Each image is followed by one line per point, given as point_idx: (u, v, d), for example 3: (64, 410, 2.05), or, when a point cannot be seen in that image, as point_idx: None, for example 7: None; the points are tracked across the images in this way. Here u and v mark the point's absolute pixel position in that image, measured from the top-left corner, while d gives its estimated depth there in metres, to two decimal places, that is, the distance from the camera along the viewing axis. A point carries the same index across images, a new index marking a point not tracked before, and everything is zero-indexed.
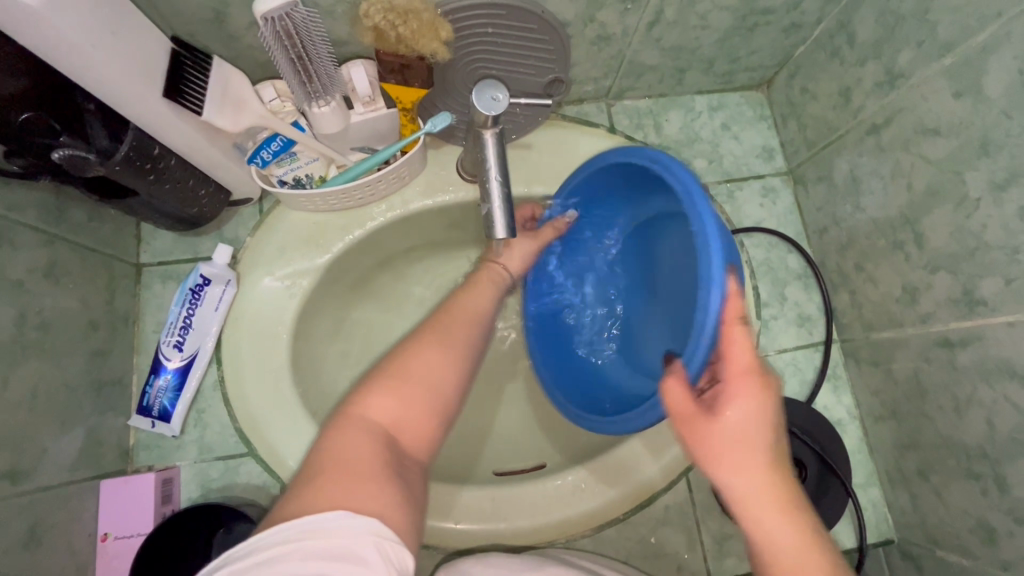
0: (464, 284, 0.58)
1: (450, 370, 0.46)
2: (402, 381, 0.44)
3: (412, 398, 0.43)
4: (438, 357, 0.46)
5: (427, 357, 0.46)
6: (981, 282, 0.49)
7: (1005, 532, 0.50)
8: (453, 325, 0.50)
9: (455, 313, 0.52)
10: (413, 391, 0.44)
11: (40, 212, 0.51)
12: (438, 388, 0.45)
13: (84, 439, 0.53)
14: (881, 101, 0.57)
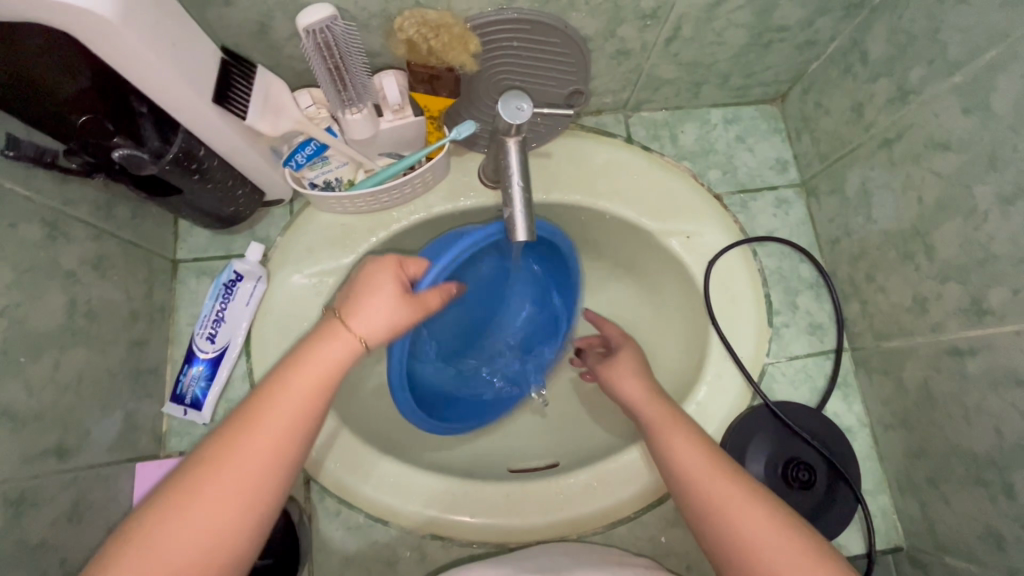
0: (302, 347, 0.46)
1: (258, 485, 0.41)
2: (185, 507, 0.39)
3: (215, 520, 0.39)
4: (257, 477, 0.41)
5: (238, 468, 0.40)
6: (989, 292, 0.50)
7: (1012, 539, 0.51)
8: (264, 423, 0.42)
9: (287, 400, 0.43)
10: (196, 518, 0.39)
11: (92, 208, 0.54)
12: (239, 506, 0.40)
13: (122, 423, 0.56)
14: (892, 116, 0.59)
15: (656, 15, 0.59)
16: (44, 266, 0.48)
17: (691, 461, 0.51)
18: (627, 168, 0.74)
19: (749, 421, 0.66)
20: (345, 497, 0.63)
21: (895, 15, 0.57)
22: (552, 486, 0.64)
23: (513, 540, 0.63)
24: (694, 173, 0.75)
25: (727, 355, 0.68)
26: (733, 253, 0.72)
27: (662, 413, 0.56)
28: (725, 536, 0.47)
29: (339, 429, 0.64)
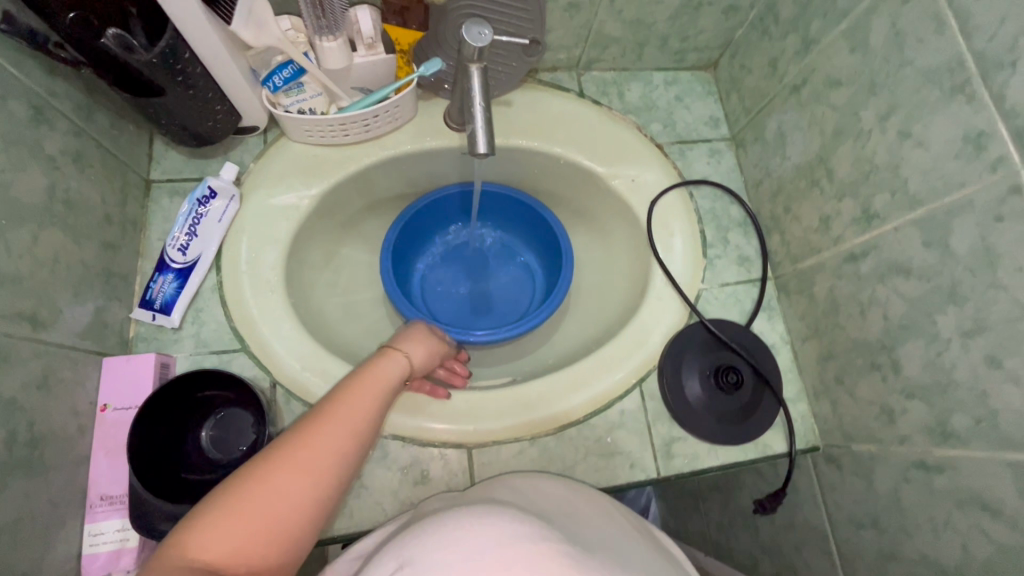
0: (343, 385, 0.53)
1: (309, 505, 0.45)
2: (237, 515, 0.43)
3: (248, 538, 0.42)
4: (307, 487, 0.46)
5: (284, 492, 0.44)
6: (874, 199, 0.60)
7: (900, 410, 0.59)
8: (321, 443, 0.48)
9: (346, 413, 0.50)
10: (251, 527, 0.43)
11: (74, 107, 0.57)
12: (288, 527, 0.44)
13: (92, 314, 0.58)
14: (799, 65, 0.69)
15: None
16: (26, 146, 0.51)
17: None
18: (579, 119, 0.82)
19: (685, 335, 0.73)
20: (308, 399, 0.65)
21: None
22: (508, 393, 0.70)
23: (470, 440, 0.67)
24: (639, 125, 0.84)
25: (666, 281, 0.76)
26: (671, 195, 0.80)
27: None
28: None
29: (305, 342, 0.67)
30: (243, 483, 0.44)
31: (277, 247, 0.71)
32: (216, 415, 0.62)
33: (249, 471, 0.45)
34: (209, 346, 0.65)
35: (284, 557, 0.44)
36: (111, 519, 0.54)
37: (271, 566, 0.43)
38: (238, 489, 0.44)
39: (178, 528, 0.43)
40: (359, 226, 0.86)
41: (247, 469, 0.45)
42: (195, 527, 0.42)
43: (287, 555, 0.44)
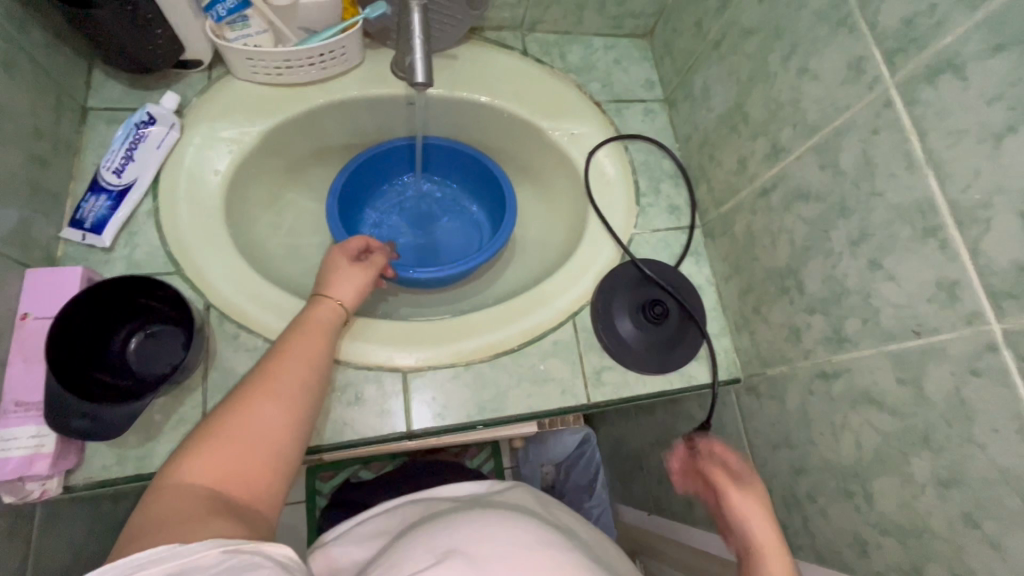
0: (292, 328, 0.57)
1: (290, 423, 0.49)
2: (225, 443, 0.46)
3: (241, 459, 0.46)
4: (285, 408, 0.50)
5: (265, 415, 0.48)
6: (780, 134, 0.65)
7: (805, 327, 0.64)
8: (285, 373, 0.52)
9: (303, 352, 0.55)
10: (240, 450, 0.46)
11: (6, 15, 0.57)
12: (276, 446, 0.48)
13: (16, 222, 0.57)
14: (719, 21, 0.75)
15: None
16: None
17: (770, 548, 0.49)
18: (522, 75, 0.86)
19: (616, 273, 0.76)
20: (243, 321, 0.65)
21: None
22: (446, 323, 0.72)
23: (406, 365, 0.68)
24: (579, 84, 0.88)
25: (602, 226, 0.80)
26: (607, 147, 0.85)
27: (766, 526, 0.50)
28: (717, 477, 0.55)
29: (242, 268, 0.68)
30: (222, 417, 0.47)
31: (216, 177, 0.71)
32: (148, 331, 0.62)
33: (224, 409, 0.48)
34: (141, 268, 0.65)
35: (278, 474, 0.48)
36: (25, 425, 0.53)
37: (270, 482, 0.47)
38: (220, 423, 0.47)
39: (165, 472, 0.45)
40: (305, 173, 0.87)
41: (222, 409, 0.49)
42: (185, 462, 0.45)
43: (280, 472, 0.48)
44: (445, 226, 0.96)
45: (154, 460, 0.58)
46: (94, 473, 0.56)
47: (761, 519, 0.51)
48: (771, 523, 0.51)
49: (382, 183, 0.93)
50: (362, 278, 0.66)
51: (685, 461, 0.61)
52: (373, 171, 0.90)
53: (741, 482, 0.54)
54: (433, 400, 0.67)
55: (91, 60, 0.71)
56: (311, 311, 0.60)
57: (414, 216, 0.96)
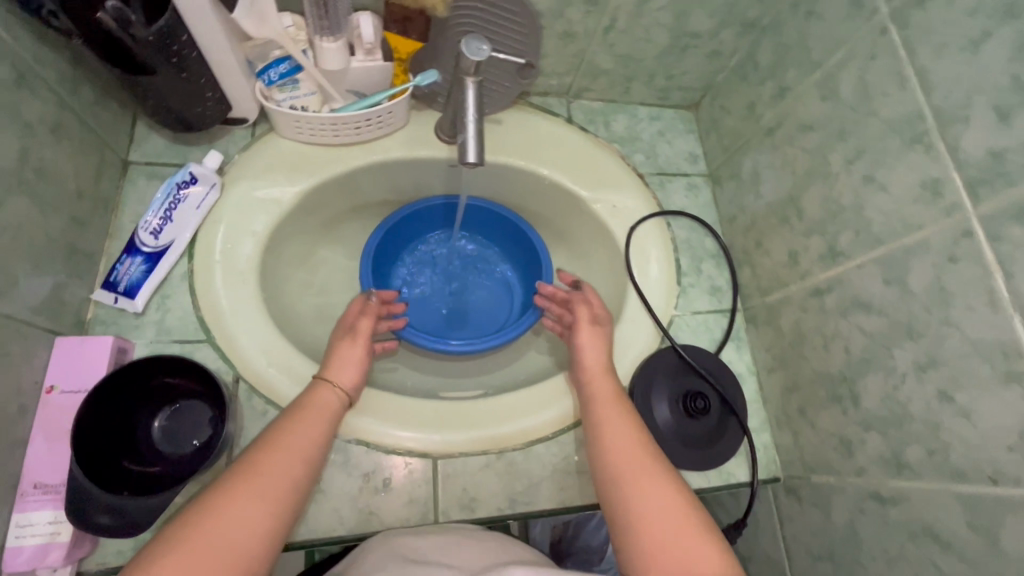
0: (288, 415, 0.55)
1: (266, 531, 0.47)
2: (195, 551, 0.43)
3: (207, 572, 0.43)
4: (264, 512, 0.47)
5: (242, 520, 0.46)
6: (839, 237, 0.63)
7: (858, 442, 0.61)
8: (271, 469, 0.50)
9: (294, 444, 0.53)
10: (207, 558, 0.43)
11: (58, 77, 0.56)
12: (246, 555, 0.45)
13: (50, 289, 0.55)
14: (775, 109, 0.74)
15: (597, 2, 0.71)
16: (3, 108, 0.49)
17: (607, 402, 0.62)
18: (566, 143, 0.85)
19: (656, 359, 0.74)
20: (272, 396, 0.63)
21: (778, 31, 0.73)
22: (478, 404, 0.69)
23: (436, 450, 0.66)
24: (622, 154, 0.87)
25: (642, 306, 0.78)
26: (649, 223, 0.83)
27: (606, 384, 0.64)
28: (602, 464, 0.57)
29: (273, 337, 0.66)
30: (198, 518, 0.45)
31: (253, 239, 0.69)
32: (173, 404, 0.59)
33: (197, 513, 0.45)
34: (172, 335, 0.63)
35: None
36: (42, 510, 0.50)
37: None
38: (194, 526, 0.45)
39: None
40: (339, 228, 0.86)
41: (199, 507, 0.46)
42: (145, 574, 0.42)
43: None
44: (476, 285, 0.94)
45: None
46: (109, 558, 0.52)
47: (591, 350, 0.67)
48: (604, 358, 0.67)
49: (415, 239, 0.91)
50: (364, 356, 0.64)
51: (585, 339, 0.69)
52: (407, 228, 0.88)
53: (597, 366, 0.66)
54: (463, 489, 0.65)
55: (136, 113, 0.70)
56: (310, 396, 0.58)
57: (445, 274, 0.93)
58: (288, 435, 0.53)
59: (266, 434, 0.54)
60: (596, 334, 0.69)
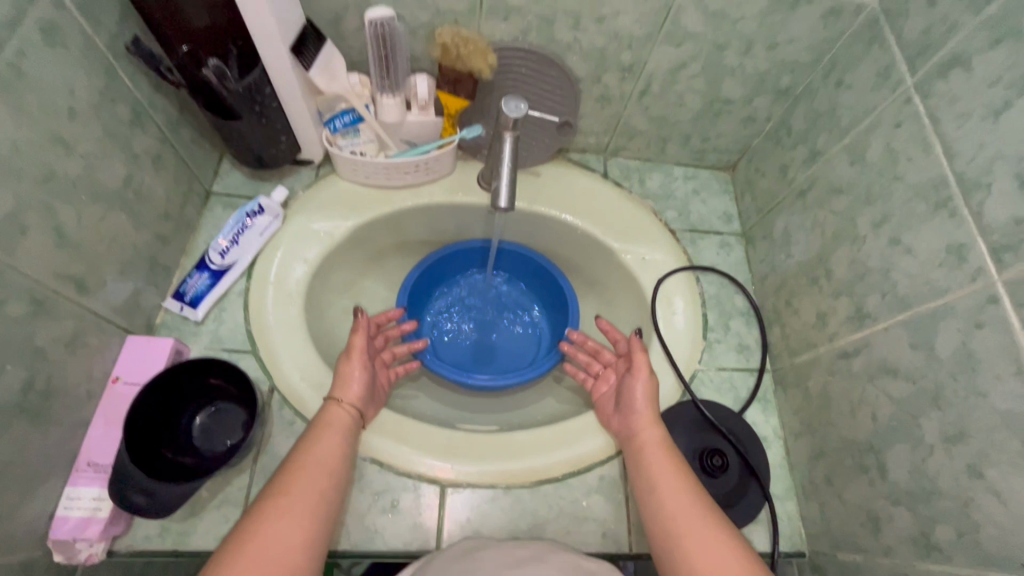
0: (308, 436, 0.58)
1: (305, 544, 0.49)
2: (245, 569, 0.45)
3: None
4: (299, 527, 0.50)
5: (281, 537, 0.48)
6: (867, 299, 0.62)
7: (886, 517, 0.57)
8: (299, 487, 0.52)
9: (319, 462, 0.56)
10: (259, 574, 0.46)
11: (165, 119, 0.68)
12: (293, 567, 0.47)
13: (130, 293, 0.64)
14: (807, 172, 0.75)
15: (632, 70, 0.77)
16: (121, 141, 0.60)
17: (656, 449, 0.62)
18: (600, 197, 0.89)
19: (675, 411, 0.73)
20: (300, 408, 0.68)
21: (811, 100, 0.76)
22: (492, 438, 0.71)
23: (446, 478, 0.67)
24: (655, 210, 0.89)
25: (665, 357, 0.78)
26: (678, 276, 0.83)
27: (653, 431, 0.64)
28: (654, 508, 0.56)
29: (309, 355, 0.71)
30: (240, 540, 0.47)
31: (303, 265, 0.77)
32: (214, 406, 0.66)
33: (241, 533, 0.48)
34: (223, 343, 0.70)
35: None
36: (90, 486, 0.56)
37: None
38: (233, 549, 0.47)
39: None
40: (384, 262, 0.93)
41: (239, 532, 0.48)
42: None
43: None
44: (506, 326, 0.97)
45: (192, 538, 0.59)
46: (137, 541, 0.58)
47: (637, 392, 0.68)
48: (651, 400, 0.68)
49: (450, 277, 0.97)
50: (366, 370, 0.67)
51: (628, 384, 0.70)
52: (445, 266, 0.94)
53: (643, 409, 0.67)
54: (468, 521, 0.65)
55: (223, 152, 0.81)
56: (324, 415, 0.61)
57: (477, 312, 0.98)
58: (312, 455, 0.56)
59: (290, 457, 0.56)
60: (646, 379, 0.69)
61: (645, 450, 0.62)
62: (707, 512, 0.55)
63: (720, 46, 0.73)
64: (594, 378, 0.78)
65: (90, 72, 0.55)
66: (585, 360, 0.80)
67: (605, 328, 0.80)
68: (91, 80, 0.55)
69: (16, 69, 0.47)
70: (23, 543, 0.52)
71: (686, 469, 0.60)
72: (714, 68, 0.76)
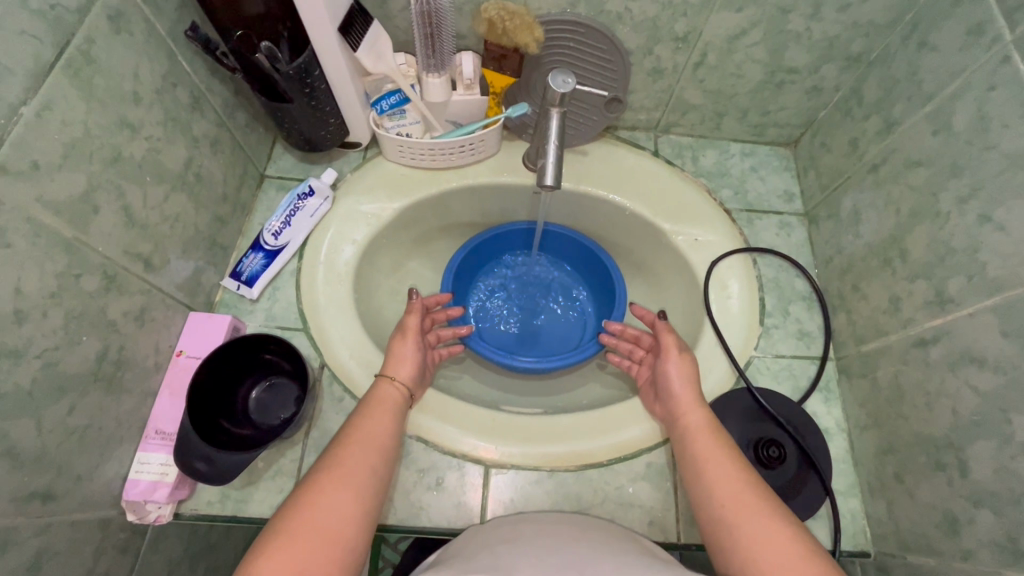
0: (357, 412, 0.59)
1: (356, 515, 0.50)
2: (298, 538, 0.47)
3: (312, 558, 0.46)
4: (350, 499, 0.51)
5: (334, 508, 0.49)
6: (949, 283, 0.57)
7: (966, 519, 0.53)
8: (350, 461, 0.53)
9: (364, 437, 0.56)
10: (311, 543, 0.47)
11: (222, 104, 0.70)
12: (342, 537, 0.48)
13: (191, 272, 0.67)
14: (881, 145, 0.69)
15: (687, 40, 0.73)
16: (182, 126, 0.63)
17: (705, 435, 0.59)
18: (650, 176, 0.85)
19: (728, 399, 0.69)
20: (350, 385, 0.69)
21: (887, 66, 0.69)
22: (536, 421, 0.71)
23: (490, 458, 0.67)
24: (709, 189, 0.85)
25: (718, 344, 0.74)
26: (733, 258, 0.79)
27: (700, 416, 0.61)
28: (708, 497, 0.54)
29: (358, 334, 0.73)
30: (292, 512, 0.49)
31: (351, 246, 0.78)
32: (268, 381, 0.68)
33: (293, 505, 0.49)
34: (276, 321, 0.72)
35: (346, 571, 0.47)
36: (158, 453, 0.60)
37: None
38: (287, 520, 0.48)
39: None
40: (429, 244, 0.94)
41: (291, 504, 0.50)
42: (262, 560, 0.45)
43: (346, 567, 0.47)
44: (551, 310, 0.96)
45: (250, 505, 0.62)
46: (200, 506, 0.61)
47: (679, 376, 0.66)
48: (694, 385, 0.65)
49: (495, 259, 0.96)
50: (417, 352, 0.68)
51: (671, 368, 0.67)
52: (490, 248, 0.94)
53: (687, 394, 0.64)
54: (511, 501, 0.65)
55: (275, 136, 0.84)
56: (372, 393, 0.62)
57: (521, 295, 0.97)
58: (357, 430, 0.57)
59: (338, 433, 0.58)
60: (685, 363, 0.67)
61: (694, 436, 0.60)
62: (765, 501, 0.52)
63: (785, 10, 0.68)
64: (639, 365, 0.76)
65: (153, 59, 0.57)
66: (628, 346, 0.78)
67: (639, 313, 0.78)
68: (154, 66, 0.57)
69: (87, 56, 0.49)
70: (100, 502, 0.56)
71: (738, 456, 0.57)
72: (777, 35, 0.71)
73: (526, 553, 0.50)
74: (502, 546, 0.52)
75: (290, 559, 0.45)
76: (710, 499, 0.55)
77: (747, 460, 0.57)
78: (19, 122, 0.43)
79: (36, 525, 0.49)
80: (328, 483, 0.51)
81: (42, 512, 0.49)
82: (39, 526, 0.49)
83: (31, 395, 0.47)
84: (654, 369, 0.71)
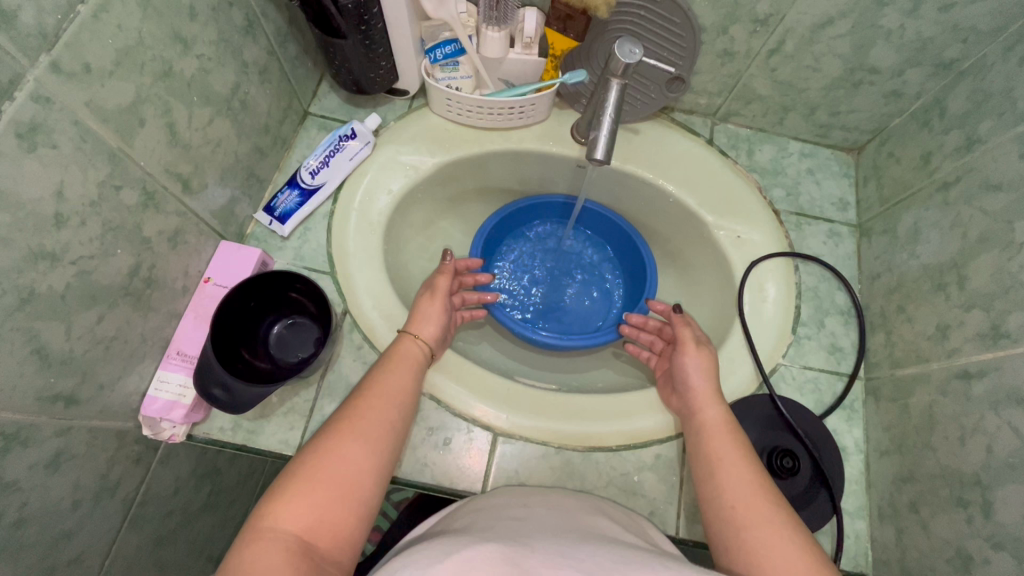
0: (378, 366, 0.59)
1: (371, 467, 0.50)
2: (310, 482, 0.47)
3: (327, 506, 0.47)
4: (365, 449, 0.51)
5: (349, 457, 0.50)
6: (1009, 317, 0.54)
7: (980, 559, 0.52)
8: (369, 414, 0.53)
9: (382, 388, 0.56)
10: (324, 488, 0.47)
11: (275, 32, 0.68)
12: (356, 484, 0.49)
13: (227, 200, 0.67)
14: (956, 163, 0.65)
15: (766, 22, 0.68)
16: (233, 49, 0.61)
17: (720, 433, 0.58)
18: (700, 163, 0.81)
19: (749, 403, 0.68)
20: (370, 334, 0.69)
21: (979, 77, 0.64)
22: (551, 397, 0.70)
23: (499, 426, 0.67)
24: (760, 186, 0.81)
25: (746, 347, 0.72)
26: (775, 260, 0.76)
27: (717, 412, 0.60)
28: (722, 505, 0.53)
29: (383, 285, 0.72)
30: (307, 457, 0.49)
31: (384, 196, 0.77)
32: (291, 318, 0.69)
33: (309, 451, 0.50)
34: (304, 261, 0.71)
35: (359, 522, 0.48)
36: (178, 373, 0.60)
37: (349, 523, 0.47)
38: (301, 465, 0.49)
39: (257, 514, 0.46)
40: (462, 205, 0.92)
41: (307, 449, 0.50)
42: (279, 502, 0.46)
43: (360, 516, 0.48)
44: (577, 285, 0.94)
45: (261, 437, 0.63)
46: (212, 431, 0.62)
47: (698, 375, 0.64)
48: (715, 383, 0.63)
49: (527, 226, 0.95)
50: (442, 310, 0.67)
51: (692, 364, 0.65)
52: (525, 215, 0.92)
53: (707, 391, 0.62)
54: (515, 472, 0.65)
55: (323, 72, 0.82)
56: (395, 347, 0.62)
57: (549, 266, 0.95)
58: (374, 382, 0.57)
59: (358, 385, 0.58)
60: (703, 358, 0.65)
61: (708, 433, 0.59)
62: (776, 506, 0.51)
63: (881, 2, 0.63)
64: (658, 358, 0.74)
65: None
66: (649, 337, 0.76)
67: (658, 307, 0.76)
68: None
69: None
70: (119, 414, 0.57)
71: (753, 458, 0.56)
72: (867, 28, 0.66)
73: (540, 531, 0.50)
74: (514, 521, 0.52)
75: (303, 504, 0.46)
76: (719, 501, 0.54)
77: (761, 463, 0.56)
78: (75, 21, 0.42)
79: (57, 427, 0.50)
80: (342, 431, 0.51)
81: (64, 415, 0.50)
82: (61, 428, 0.50)
83: (63, 300, 0.47)
84: (670, 361, 0.70)
